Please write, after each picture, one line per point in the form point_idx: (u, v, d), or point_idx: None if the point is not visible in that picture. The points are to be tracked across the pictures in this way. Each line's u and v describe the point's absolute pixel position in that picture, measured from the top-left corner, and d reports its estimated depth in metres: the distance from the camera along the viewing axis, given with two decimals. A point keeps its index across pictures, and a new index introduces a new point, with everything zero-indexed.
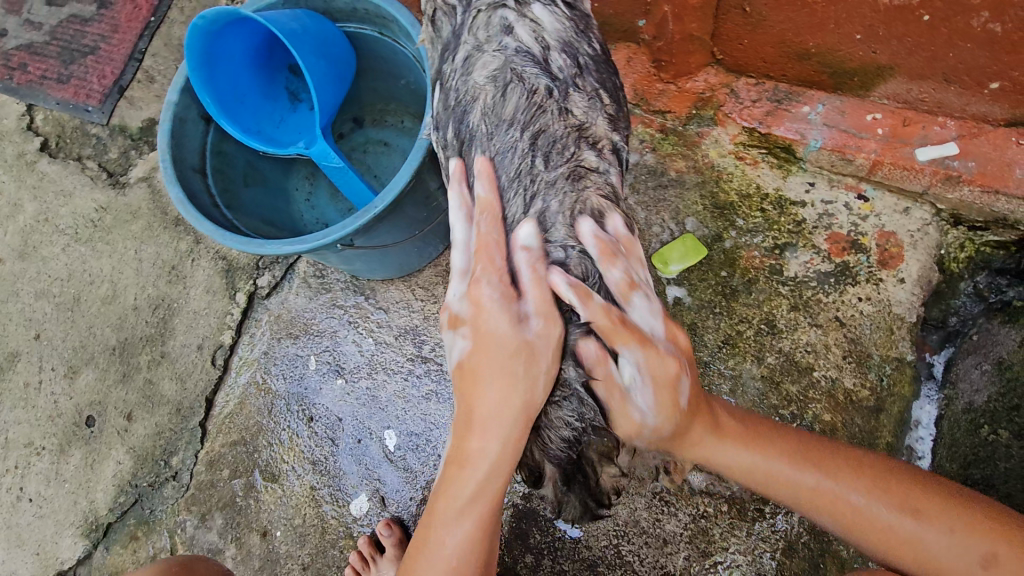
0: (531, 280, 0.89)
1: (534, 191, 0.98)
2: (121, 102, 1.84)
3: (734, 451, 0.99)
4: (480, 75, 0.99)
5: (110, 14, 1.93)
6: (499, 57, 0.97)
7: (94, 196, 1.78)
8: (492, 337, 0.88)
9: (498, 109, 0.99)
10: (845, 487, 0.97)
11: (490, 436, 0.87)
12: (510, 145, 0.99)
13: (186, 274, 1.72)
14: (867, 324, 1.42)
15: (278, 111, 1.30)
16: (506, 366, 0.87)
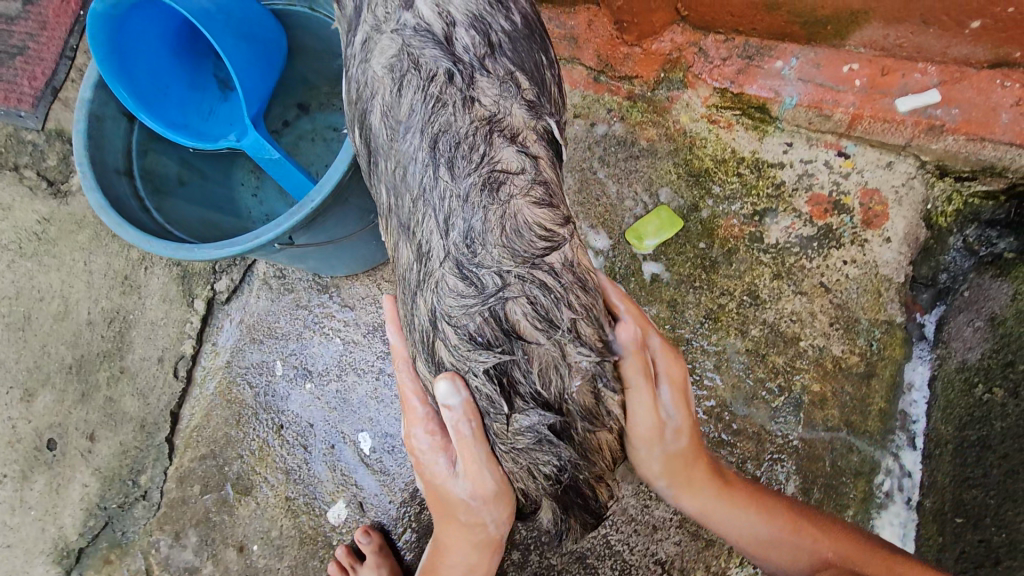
0: (465, 438, 0.91)
1: (439, 196, 0.88)
2: (55, 105, 1.72)
3: (733, 514, 1.09)
4: (379, 63, 0.93)
5: (36, 11, 1.80)
6: (396, 40, 0.91)
7: (35, 207, 1.67)
8: (442, 492, 0.99)
9: (393, 101, 0.91)
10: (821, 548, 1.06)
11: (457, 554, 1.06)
12: (413, 153, 0.90)
13: (140, 284, 1.63)
14: (853, 288, 1.35)
15: (207, 101, 1.19)
16: (456, 510, 0.99)
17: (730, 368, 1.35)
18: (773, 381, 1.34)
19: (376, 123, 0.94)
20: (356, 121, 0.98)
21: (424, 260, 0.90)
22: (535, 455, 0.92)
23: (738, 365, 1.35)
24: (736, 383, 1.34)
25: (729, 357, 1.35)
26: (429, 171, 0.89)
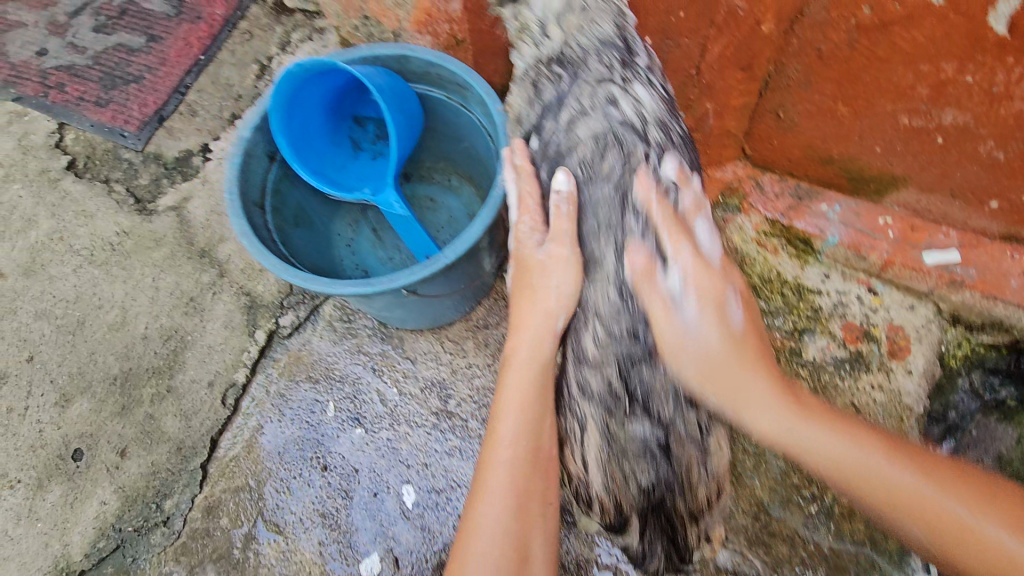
0: (565, 216, 1.10)
1: (627, 221, 1.06)
2: (159, 131, 1.84)
3: (763, 393, 1.02)
4: (581, 132, 1.08)
5: (159, 48, 1.98)
6: (603, 121, 1.06)
7: (117, 219, 1.74)
8: (529, 261, 1.15)
9: (594, 161, 1.07)
10: (895, 469, 0.93)
11: (527, 341, 1.15)
12: (602, 194, 1.07)
13: (205, 307, 1.67)
14: (879, 412, 1.51)
15: (343, 156, 1.33)
16: (538, 282, 1.13)
17: (768, 470, 1.41)
18: (807, 489, 1.39)
19: (571, 174, 1.09)
20: (546, 168, 1.12)
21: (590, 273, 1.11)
22: (638, 466, 1.17)
23: (775, 469, 1.41)
24: (772, 486, 1.39)
25: (768, 460, 1.41)
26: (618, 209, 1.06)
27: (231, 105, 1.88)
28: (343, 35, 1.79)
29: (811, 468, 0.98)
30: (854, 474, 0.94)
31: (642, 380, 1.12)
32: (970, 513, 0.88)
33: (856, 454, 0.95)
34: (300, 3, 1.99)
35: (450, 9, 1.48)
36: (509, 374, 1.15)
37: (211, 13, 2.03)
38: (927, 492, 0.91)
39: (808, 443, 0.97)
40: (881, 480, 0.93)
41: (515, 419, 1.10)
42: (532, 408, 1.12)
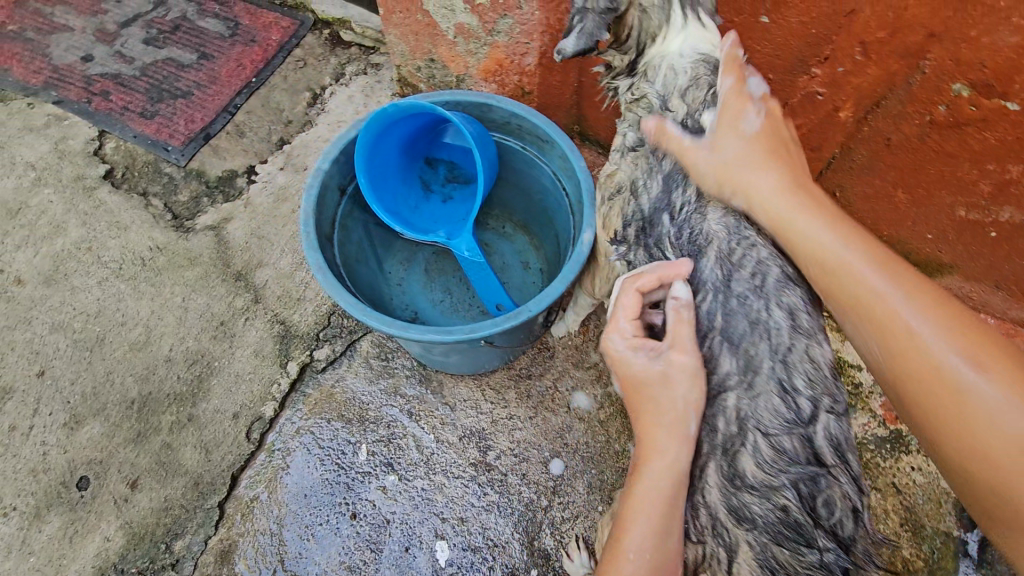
0: (683, 330, 0.95)
1: (775, 321, 0.92)
2: (204, 149, 1.81)
3: (820, 228, 0.87)
4: (715, 219, 0.98)
5: (210, 66, 1.97)
6: (734, 202, 0.97)
7: (151, 234, 1.69)
8: (644, 382, 0.93)
9: (729, 249, 0.96)
10: (922, 320, 0.78)
11: (660, 455, 0.90)
12: (747, 288, 0.94)
13: (235, 332, 1.60)
14: (920, 495, 1.47)
15: (413, 196, 1.32)
16: (659, 405, 0.92)
17: None
18: None
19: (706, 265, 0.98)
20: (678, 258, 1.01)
21: (748, 374, 0.91)
22: None
23: None
24: None
25: None
26: (763, 303, 0.93)
27: (280, 129, 1.87)
28: (403, 73, 1.82)
29: (830, 302, 0.87)
30: (889, 332, 0.80)
31: (824, 499, 0.90)
32: (992, 391, 0.73)
33: (906, 302, 0.79)
34: (358, 38, 2.03)
35: (523, 63, 1.52)
36: (639, 486, 0.90)
37: (266, 38, 2.04)
38: (952, 362, 0.75)
39: (860, 265, 0.83)
40: (920, 335, 0.77)
41: (644, 542, 0.88)
42: (664, 545, 0.89)
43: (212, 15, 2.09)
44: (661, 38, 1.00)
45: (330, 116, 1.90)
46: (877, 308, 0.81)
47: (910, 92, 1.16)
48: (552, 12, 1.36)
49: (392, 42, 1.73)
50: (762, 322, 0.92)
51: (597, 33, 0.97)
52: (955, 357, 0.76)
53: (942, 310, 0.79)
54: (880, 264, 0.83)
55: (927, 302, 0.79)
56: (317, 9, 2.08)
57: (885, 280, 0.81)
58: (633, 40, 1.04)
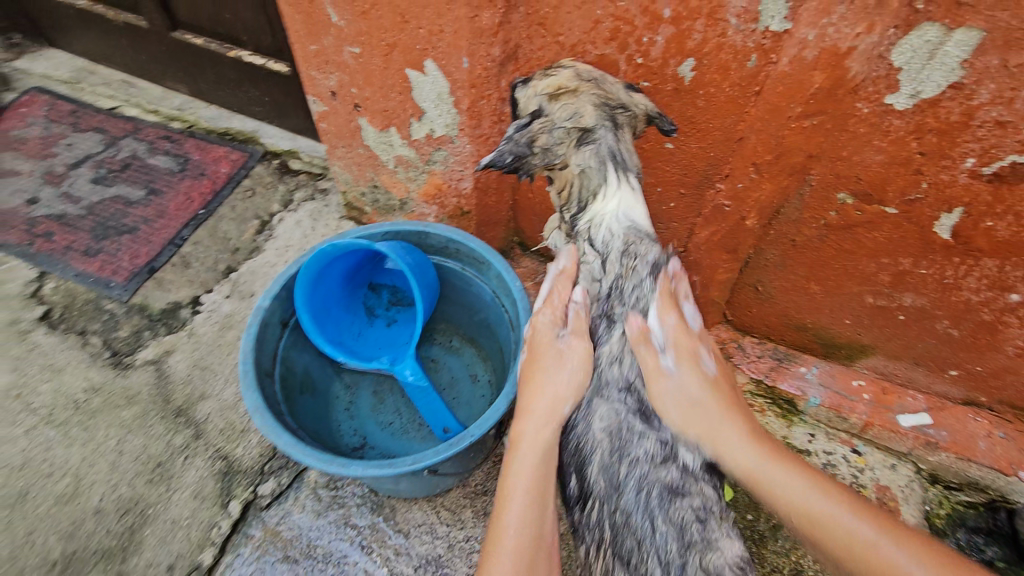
0: (580, 315, 1.20)
1: (662, 538, 1.00)
2: (148, 282, 1.82)
3: (738, 439, 0.99)
4: (597, 427, 1.09)
5: (158, 201, 2.02)
6: (612, 412, 1.09)
7: (88, 374, 1.64)
8: (545, 346, 1.16)
9: (611, 461, 1.06)
10: (837, 507, 0.89)
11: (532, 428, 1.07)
12: (634, 500, 1.03)
13: (173, 474, 1.52)
14: None
15: (357, 324, 1.35)
16: (552, 366, 1.12)
17: None
18: None
19: (595, 476, 1.07)
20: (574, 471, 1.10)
21: None
22: None
23: None
24: None
25: None
26: (647, 520, 1.01)
27: (227, 257, 1.90)
28: (349, 198, 1.92)
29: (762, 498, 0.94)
30: (817, 522, 0.88)
31: None
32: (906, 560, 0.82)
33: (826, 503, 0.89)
34: (306, 166, 2.15)
35: (460, 187, 1.63)
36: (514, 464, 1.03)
37: (215, 170, 2.13)
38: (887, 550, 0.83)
39: (843, 516, 0.87)
40: (839, 525, 0.87)
41: (521, 515, 0.97)
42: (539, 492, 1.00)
43: (163, 153, 2.18)
44: (599, 196, 1.14)
45: (277, 241, 1.96)
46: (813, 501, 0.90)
47: (804, 201, 1.31)
48: (482, 146, 1.49)
49: (336, 172, 1.84)
50: (649, 537, 1.01)
51: (507, 154, 1.10)
52: (870, 533, 0.85)
53: (839, 489, 0.91)
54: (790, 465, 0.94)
55: (837, 496, 0.90)
56: (266, 142, 2.20)
57: (808, 498, 0.90)
58: (572, 197, 1.19)
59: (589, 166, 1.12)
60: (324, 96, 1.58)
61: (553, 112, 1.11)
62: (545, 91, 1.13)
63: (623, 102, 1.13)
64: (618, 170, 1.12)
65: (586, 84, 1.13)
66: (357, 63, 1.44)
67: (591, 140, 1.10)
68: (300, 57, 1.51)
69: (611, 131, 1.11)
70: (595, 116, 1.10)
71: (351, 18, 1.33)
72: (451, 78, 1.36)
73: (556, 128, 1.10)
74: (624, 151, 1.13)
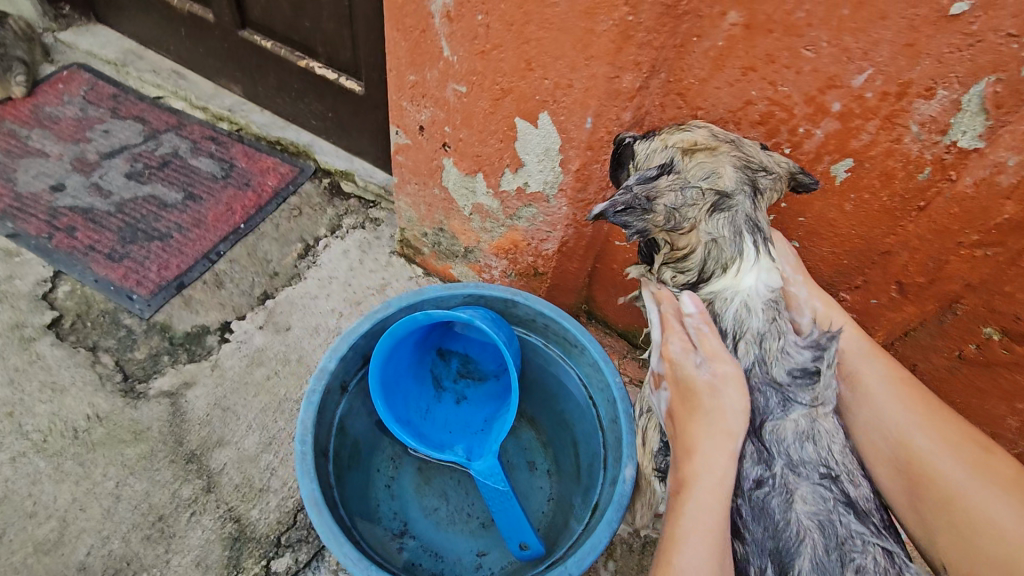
0: (710, 340, 1.00)
1: None
2: (175, 299, 1.63)
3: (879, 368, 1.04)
4: (802, 513, 0.93)
5: (196, 208, 1.85)
6: (819, 499, 0.93)
7: (92, 400, 1.44)
8: (688, 377, 0.99)
9: (831, 566, 0.90)
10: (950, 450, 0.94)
11: (705, 464, 0.91)
12: None
13: (175, 532, 1.32)
14: None
15: (424, 398, 1.18)
16: (706, 408, 0.95)
17: None
18: None
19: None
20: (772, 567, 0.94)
21: None
22: None
23: None
24: None
25: None
26: None
27: (264, 281, 1.73)
28: (407, 235, 1.76)
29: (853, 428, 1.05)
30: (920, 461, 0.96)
31: None
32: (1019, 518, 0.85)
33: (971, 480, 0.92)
34: (359, 190, 1.99)
35: (541, 247, 1.49)
36: (688, 503, 0.89)
37: (261, 182, 1.97)
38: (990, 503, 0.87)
39: (960, 474, 0.92)
40: (993, 516, 0.86)
41: (696, 567, 0.82)
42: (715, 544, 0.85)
43: (206, 155, 2.02)
44: (731, 271, 0.98)
45: (322, 270, 1.78)
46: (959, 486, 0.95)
47: (942, 328, 1.17)
48: (580, 210, 1.35)
49: (400, 208, 1.69)
50: None
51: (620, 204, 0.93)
52: None
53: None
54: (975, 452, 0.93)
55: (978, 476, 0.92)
56: (320, 158, 2.05)
57: (973, 480, 0.90)
58: (695, 260, 1.01)
59: (721, 237, 0.96)
60: (410, 129, 1.45)
61: (686, 169, 0.94)
62: (677, 145, 0.96)
63: (768, 165, 0.95)
64: (755, 239, 0.96)
65: (725, 144, 0.96)
66: (458, 102, 1.30)
67: (727, 206, 0.94)
68: (394, 86, 1.38)
69: (750, 200, 0.95)
70: (734, 180, 0.93)
71: (465, 55, 1.20)
72: (566, 136, 1.22)
73: (688, 187, 0.93)
74: (761, 221, 0.97)
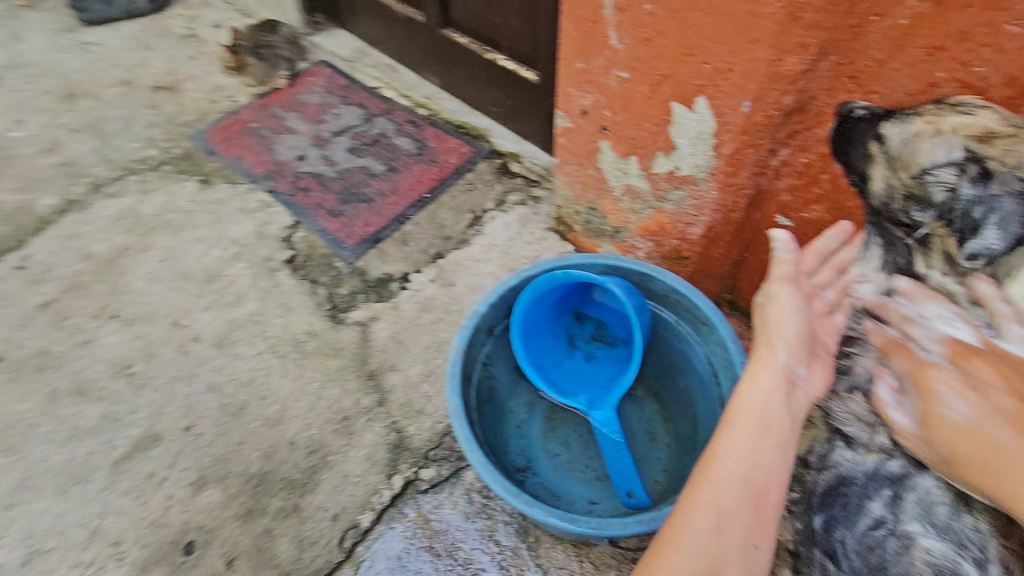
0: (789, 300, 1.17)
1: None
2: (372, 251, 2.01)
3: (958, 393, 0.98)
4: (916, 558, 1.03)
5: (394, 179, 2.23)
6: (941, 550, 1.02)
7: (310, 320, 1.86)
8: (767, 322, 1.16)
9: None
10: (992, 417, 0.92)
11: (758, 395, 1.05)
12: None
13: (354, 430, 1.66)
14: None
15: (557, 351, 1.34)
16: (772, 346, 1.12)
17: None
18: None
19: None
20: None
21: None
22: None
23: None
24: None
25: None
26: None
27: (439, 243, 2.03)
28: (562, 213, 1.92)
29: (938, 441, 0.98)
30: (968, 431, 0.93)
31: None
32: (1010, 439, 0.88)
33: (986, 411, 0.93)
34: (526, 171, 2.21)
35: (687, 231, 1.53)
36: (736, 423, 1.02)
37: (445, 160, 2.29)
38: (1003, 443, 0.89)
39: (997, 433, 0.90)
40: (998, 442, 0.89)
41: (738, 463, 0.98)
42: (743, 492, 0.95)
43: (406, 135, 2.41)
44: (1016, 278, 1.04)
45: (488, 238, 2.03)
46: (988, 442, 0.90)
47: None
48: (730, 195, 1.37)
49: (558, 186, 1.84)
50: None
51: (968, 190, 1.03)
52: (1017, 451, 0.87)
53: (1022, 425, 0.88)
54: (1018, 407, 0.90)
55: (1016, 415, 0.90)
56: (495, 142, 2.31)
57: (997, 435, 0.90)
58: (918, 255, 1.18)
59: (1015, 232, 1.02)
60: (573, 113, 1.57)
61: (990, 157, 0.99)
62: (959, 130, 1.00)
63: None
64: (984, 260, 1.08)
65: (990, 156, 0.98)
66: (623, 88, 1.39)
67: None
68: (564, 73, 1.51)
69: None
70: None
71: (632, 43, 1.28)
72: (721, 120, 1.24)
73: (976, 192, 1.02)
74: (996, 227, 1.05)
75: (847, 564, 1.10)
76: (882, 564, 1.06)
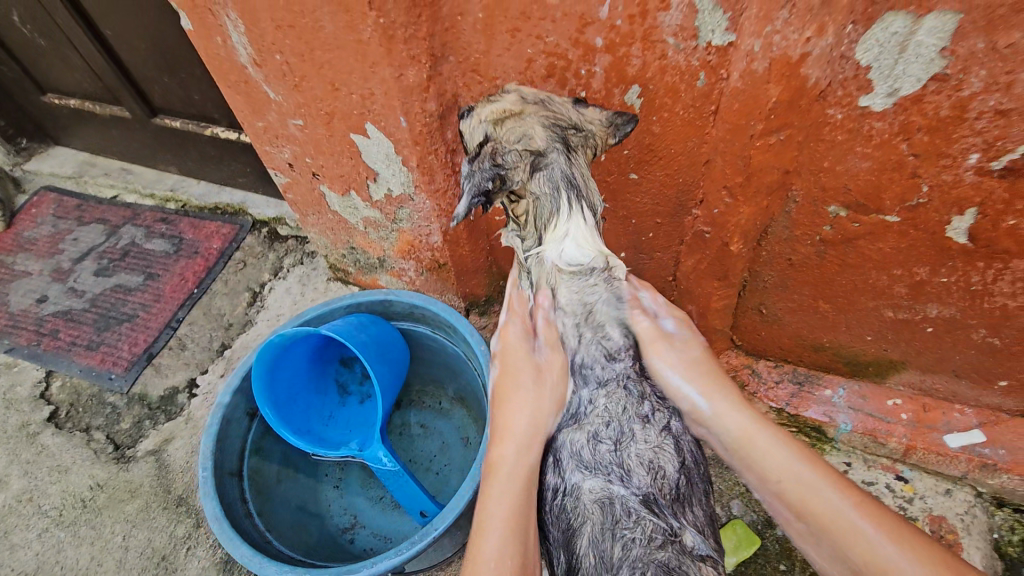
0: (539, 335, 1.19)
1: None
2: (147, 370, 1.84)
3: (790, 457, 0.96)
4: (587, 498, 1.05)
5: (155, 286, 2.06)
6: (600, 484, 1.05)
7: (92, 472, 1.65)
8: (520, 362, 1.16)
9: (602, 537, 1.01)
10: (873, 523, 0.87)
11: (511, 454, 1.05)
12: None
13: (176, 567, 1.50)
14: None
15: (328, 404, 1.31)
16: (529, 384, 1.13)
17: None
18: None
19: (584, 552, 1.02)
20: (564, 551, 1.06)
21: None
22: None
23: None
24: None
25: None
26: None
27: (221, 334, 1.91)
28: (332, 261, 1.89)
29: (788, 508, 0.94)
30: (806, 505, 0.92)
31: None
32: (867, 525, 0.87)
33: (850, 514, 0.88)
34: (292, 231, 2.15)
35: (431, 242, 1.57)
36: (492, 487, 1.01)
37: (207, 247, 2.16)
38: (866, 529, 0.86)
39: (831, 509, 0.90)
40: (826, 500, 0.90)
41: (500, 544, 0.94)
42: None
43: (159, 236, 2.24)
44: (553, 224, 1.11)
45: (273, 310, 1.96)
46: (816, 504, 0.91)
47: (791, 219, 1.18)
48: (442, 199, 1.43)
49: (314, 238, 1.81)
50: None
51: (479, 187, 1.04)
52: (903, 551, 0.84)
53: (880, 512, 0.88)
54: (846, 486, 0.92)
55: (859, 499, 0.90)
56: (253, 212, 2.23)
57: (853, 517, 0.88)
58: (529, 222, 1.16)
59: (543, 195, 1.08)
60: (283, 168, 1.56)
61: (500, 136, 1.02)
62: (488, 115, 1.02)
63: (575, 122, 1.04)
64: (571, 197, 1.07)
65: (531, 105, 1.03)
66: (305, 134, 1.40)
67: (543, 165, 1.05)
68: (254, 135, 1.49)
69: (563, 156, 1.04)
70: (545, 139, 1.03)
71: (286, 91, 1.30)
72: (394, 138, 1.29)
73: (507, 152, 1.03)
74: (579, 175, 1.07)
75: (556, 539, 1.09)
76: (569, 523, 1.06)
